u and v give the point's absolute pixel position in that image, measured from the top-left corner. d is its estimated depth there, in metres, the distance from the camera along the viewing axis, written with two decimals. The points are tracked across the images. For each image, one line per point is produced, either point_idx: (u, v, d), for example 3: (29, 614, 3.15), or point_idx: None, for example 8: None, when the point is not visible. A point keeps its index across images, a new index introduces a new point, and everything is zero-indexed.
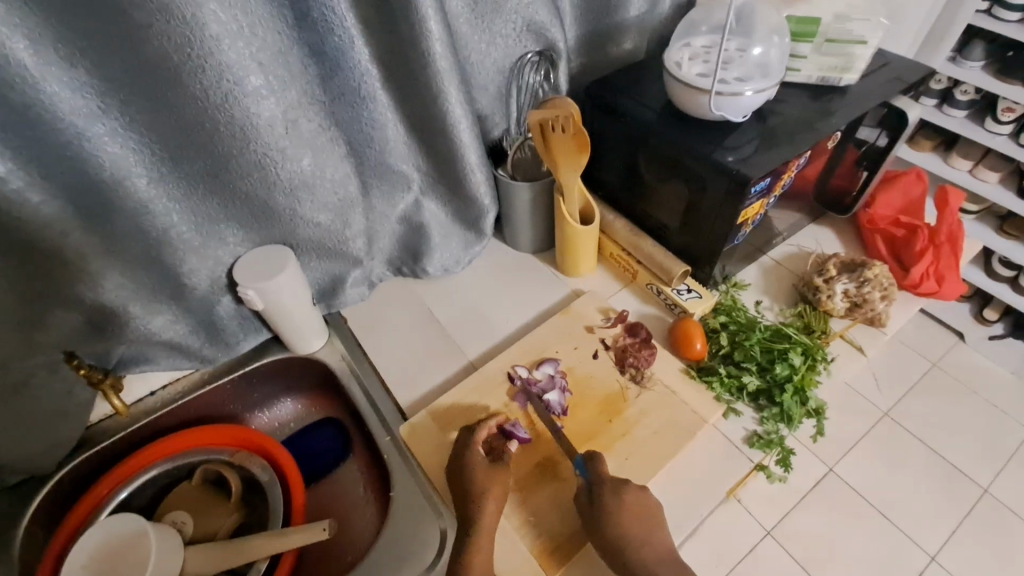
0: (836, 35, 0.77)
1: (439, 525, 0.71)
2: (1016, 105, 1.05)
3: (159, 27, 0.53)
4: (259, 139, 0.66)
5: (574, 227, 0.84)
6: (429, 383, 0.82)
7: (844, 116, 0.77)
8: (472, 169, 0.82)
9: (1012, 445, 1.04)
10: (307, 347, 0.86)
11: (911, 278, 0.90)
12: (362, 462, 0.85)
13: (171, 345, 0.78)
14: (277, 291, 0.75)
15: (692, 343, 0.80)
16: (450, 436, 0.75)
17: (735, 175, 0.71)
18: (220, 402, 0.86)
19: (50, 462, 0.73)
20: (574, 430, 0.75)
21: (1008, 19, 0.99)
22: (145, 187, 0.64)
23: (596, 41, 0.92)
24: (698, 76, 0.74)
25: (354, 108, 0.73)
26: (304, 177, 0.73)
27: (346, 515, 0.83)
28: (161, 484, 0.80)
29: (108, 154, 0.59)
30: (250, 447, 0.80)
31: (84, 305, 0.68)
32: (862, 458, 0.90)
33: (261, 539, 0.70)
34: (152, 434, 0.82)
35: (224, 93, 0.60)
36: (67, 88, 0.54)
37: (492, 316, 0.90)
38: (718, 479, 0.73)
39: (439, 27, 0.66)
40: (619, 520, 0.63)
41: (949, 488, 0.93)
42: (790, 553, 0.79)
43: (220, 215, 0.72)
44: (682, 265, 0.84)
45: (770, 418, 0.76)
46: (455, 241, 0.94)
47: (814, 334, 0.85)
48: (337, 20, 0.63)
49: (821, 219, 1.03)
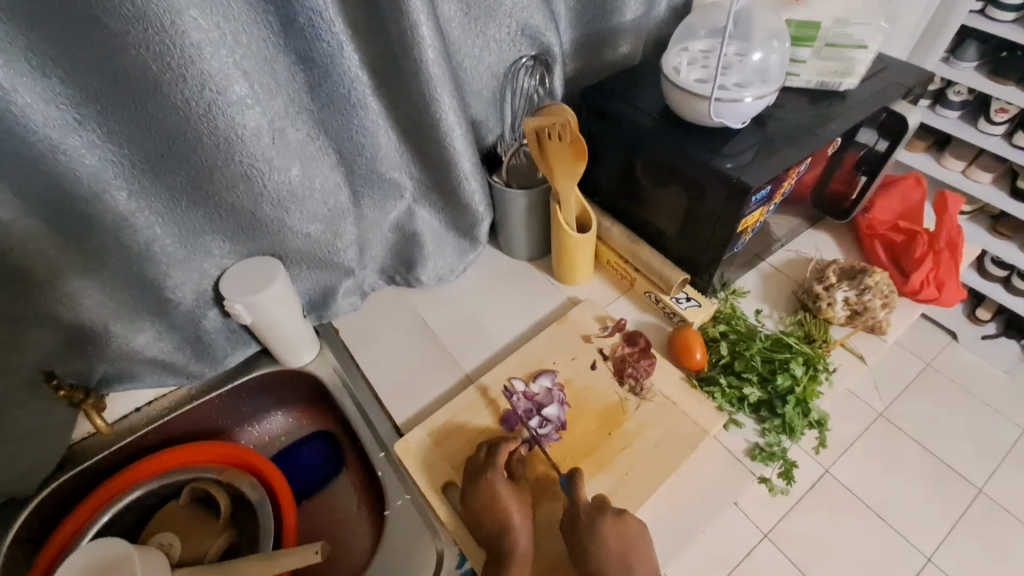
0: (836, 39, 0.76)
1: (435, 545, 0.69)
2: (1009, 106, 1.04)
3: (135, 35, 0.51)
4: (244, 149, 0.63)
5: (572, 236, 0.83)
6: (423, 395, 0.80)
7: (843, 121, 0.76)
8: (466, 177, 0.80)
9: (1004, 447, 1.07)
10: (298, 359, 0.84)
11: (911, 285, 0.89)
12: (356, 475, 0.84)
13: (156, 362, 0.76)
14: (265, 305, 0.73)
15: (692, 353, 0.78)
16: (446, 453, 0.73)
17: (734, 183, 0.69)
18: (210, 417, 0.84)
19: (29, 485, 0.70)
20: (573, 444, 0.73)
21: (1000, 20, 0.98)
22: (125, 200, 0.61)
23: (591, 43, 0.90)
24: (697, 81, 0.72)
25: (344, 116, 0.70)
26: (292, 188, 0.70)
27: (340, 532, 0.81)
28: (146, 503, 0.77)
29: (85, 167, 0.57)
30: (241, 465, 0.78)
31: (63, 324, 0.66)
32: (858, 459, 0.96)
33: (249, 562, 0.66)
34: (139, 451, 0.80)
35: (206, 103, 0.58)
36: (40, 100, 0.52)
37: (487, 325, 0.88)
38: (721, 493, 0.71)
39: (431, 32, 0.64)
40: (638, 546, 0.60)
41: (945, 488, 0.98)
42: (786, 555, 0.86)
43: (205, 227, 0.69)
44: (681, 274, 0.82)
45: (771, 430, 0.75)
46: (448, 249, 0.91)
47: (815, 343, 0.84)
48: (324, 24, 0.61)
49: (819, 223, 1.01)
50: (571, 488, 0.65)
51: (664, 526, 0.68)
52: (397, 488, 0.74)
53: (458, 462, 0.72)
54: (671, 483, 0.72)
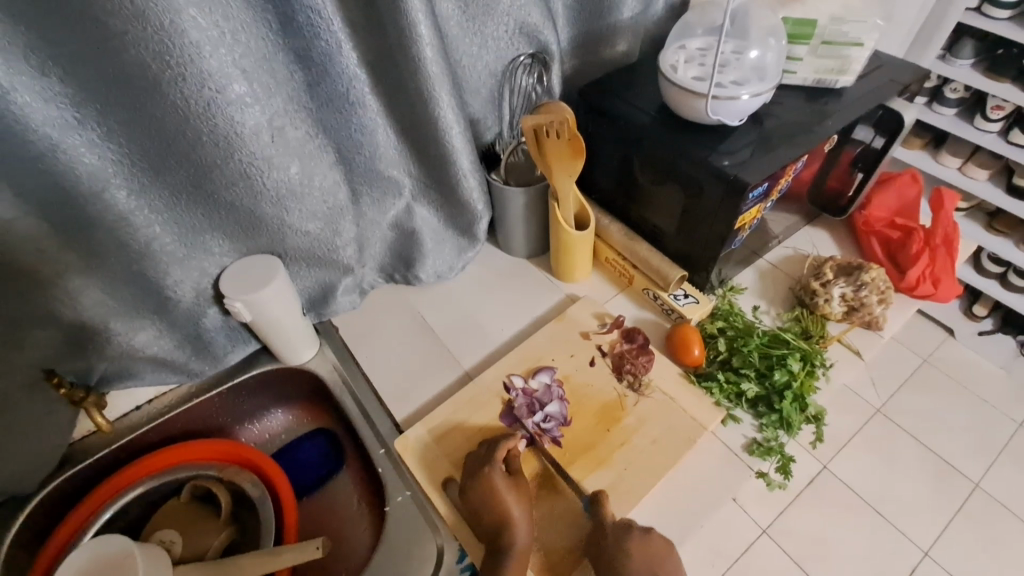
0: (832, 37, 0.76)
1: (435, 541, 0.70)
2: (1005, 103, 1.05)
3: (135, 34, 0.51)
4: (243, 148, 0.63)
5: (571, 234, 0.83)
6: (423, 392, 0.81)
7: (840, 118, 0.76)
8: (465, 174, 0.81)
9: (999, 442, 1.08)
10: (298, 358, 0.84)
11: (908, 280, 0.89)
12: (355, 472, 0.84)
13: (156, 360, 0.76)
14: (266, 302, 0.73)
15: (690, 349, 0.79)
16: (445, 449, 0.73)
17: (732, 181, 0.69)
18: (210, 415, 0.84)
19: (30, 483, 0.70)
20: (572, 439, 0.73)
21: (996, 17, 0.99)
22: (124, 199, 0.61)
23: (589, 42, 0.91)
24: (695, 78, 0.72)
25: (342, 114, 0.71)
26: (291, 186, 0.70)
27: (340, 529, 0.81)
28: (147, 501, 0.77)
29: (85, 166, 0.57)
30: (241, 462, 0.78)
31: (63, 323, 0.66)
32: (856, 454, 0.96)
33: (250, 558, 0.67)
34: (139, 449, 0.80)
35: (205, 102, 0.58)
36: (39, 98, 0.52)
37: (486, 323, 0.88)
38: (719, 488, 0.71)
39: (429, 31, 0.64)
40: (636, 538, 0.61)
41: (942, 483, 0.99)
42: (786, 551, 0.85)
43: (205, 225, 0.69)
44: (679, 271, 0.82)
45: (769, 425, 0.75)
46: (447, 247, 0.92)
47: (813, 339, 0.84)
48: (323, 23, 0.61)
49: (816, 220, 1.02)
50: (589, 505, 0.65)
51: (665, 522, 0.69)
52: (397, 485, 0.74)
53: (457, 458, 0.72)
54: (670, 478, 0.72)
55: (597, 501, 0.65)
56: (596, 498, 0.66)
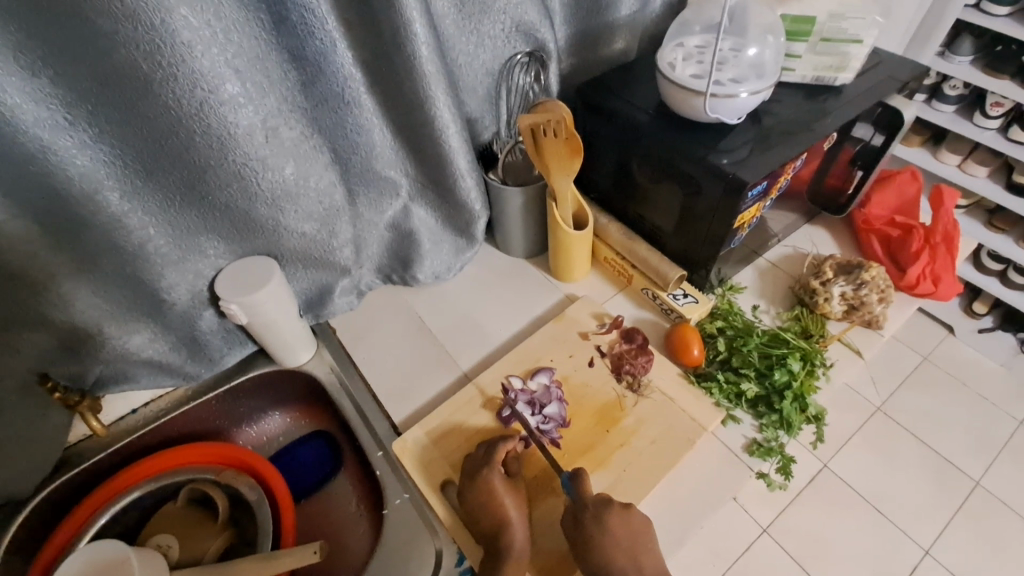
0: (831, 34, 0.76)
1: (434, 544, 0.69)
2: (1004, 99, 1.04)
3: (125, 34, 0.51)
4: (237, 148, 0.63)
5: (568, 233, 0.82)
6: (421, 394, 0.80)
7: (839, 116, 0.76)
8: (462, 174, 0.80)
9: (1000, 440, 1.08)
10: (294, 359, 0.83)
11: (908, 279, 0.89)
12: (353, 474, 0.84)
13: (151, 364, 0.75)
14: (261, 304, 0.73)
15: (689, 349, 0.78)
16: (443, 451, 0.73)
17: (730, 179, 0.69)
18: (207, 419, 0.84)
19: (24, 488, 0.70)
20: (571, 441, 0.73)
21: (996, 13, 0.98)
22: (117, 201, 0.61)
23: (586, 40, 0.90)
24: (692, 76, 0.72)
25: (337, 114, 0.70)
26: (286, 186, 0.70)
27: (339, 532, 0.81)
28: (144, 505, 0.77)
29: (77, 168, 0.56)
30: (238, 466, 0.78)
31: (56, 326, 0.66)
32: (856, 451, 0.97)
33: (247, 563, 0.66)
34: (135, 453, 0.80)
35: (198, 102, 0.57)
36: (29, 100, 0.51)
37: (484, 324, 0.88)
38: (720, 489, 0.71)
39: (424, 30, 0.64)
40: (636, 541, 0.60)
41: (943, 481, 0.98)
42: (786, 550, 0.86)
43: (200, 227, 0.68)
44: (678, 270, 0.82)
45: (769, 425, 0.75)
46: (445, 247, 0.91)
47: (813, 338, 0.84)
48: (317, 22, 0.60)
49: (815, 219, 1.01)
50: (574, 488, 0.64)
51: (665, 523, 0.68)
52: (396, 487, 0.74)
53: (456, 460, 0.72)
54: (669, 479, 0.72)
55: (579, 477, 0.64)
56: (578, 477, 0.65)
